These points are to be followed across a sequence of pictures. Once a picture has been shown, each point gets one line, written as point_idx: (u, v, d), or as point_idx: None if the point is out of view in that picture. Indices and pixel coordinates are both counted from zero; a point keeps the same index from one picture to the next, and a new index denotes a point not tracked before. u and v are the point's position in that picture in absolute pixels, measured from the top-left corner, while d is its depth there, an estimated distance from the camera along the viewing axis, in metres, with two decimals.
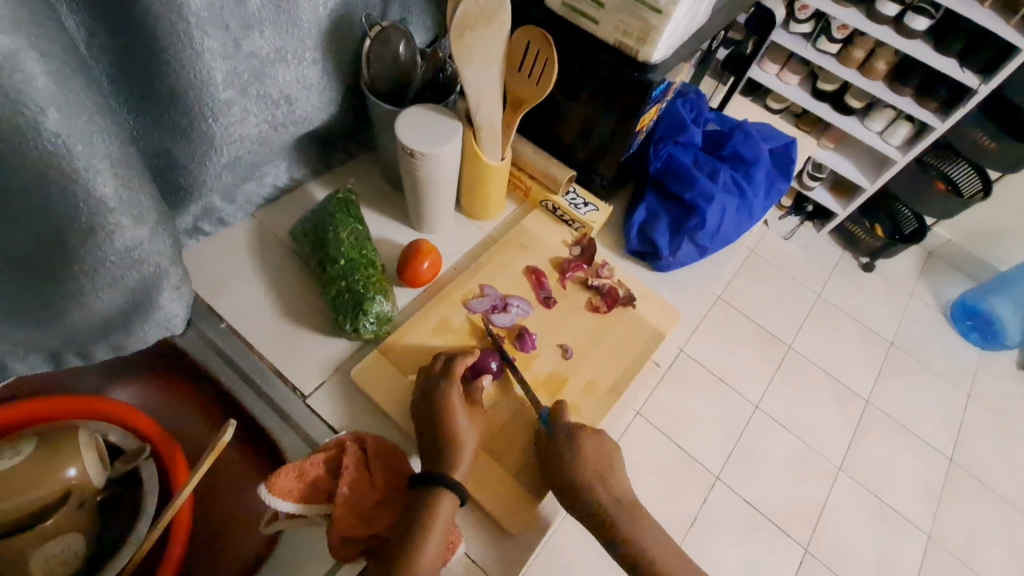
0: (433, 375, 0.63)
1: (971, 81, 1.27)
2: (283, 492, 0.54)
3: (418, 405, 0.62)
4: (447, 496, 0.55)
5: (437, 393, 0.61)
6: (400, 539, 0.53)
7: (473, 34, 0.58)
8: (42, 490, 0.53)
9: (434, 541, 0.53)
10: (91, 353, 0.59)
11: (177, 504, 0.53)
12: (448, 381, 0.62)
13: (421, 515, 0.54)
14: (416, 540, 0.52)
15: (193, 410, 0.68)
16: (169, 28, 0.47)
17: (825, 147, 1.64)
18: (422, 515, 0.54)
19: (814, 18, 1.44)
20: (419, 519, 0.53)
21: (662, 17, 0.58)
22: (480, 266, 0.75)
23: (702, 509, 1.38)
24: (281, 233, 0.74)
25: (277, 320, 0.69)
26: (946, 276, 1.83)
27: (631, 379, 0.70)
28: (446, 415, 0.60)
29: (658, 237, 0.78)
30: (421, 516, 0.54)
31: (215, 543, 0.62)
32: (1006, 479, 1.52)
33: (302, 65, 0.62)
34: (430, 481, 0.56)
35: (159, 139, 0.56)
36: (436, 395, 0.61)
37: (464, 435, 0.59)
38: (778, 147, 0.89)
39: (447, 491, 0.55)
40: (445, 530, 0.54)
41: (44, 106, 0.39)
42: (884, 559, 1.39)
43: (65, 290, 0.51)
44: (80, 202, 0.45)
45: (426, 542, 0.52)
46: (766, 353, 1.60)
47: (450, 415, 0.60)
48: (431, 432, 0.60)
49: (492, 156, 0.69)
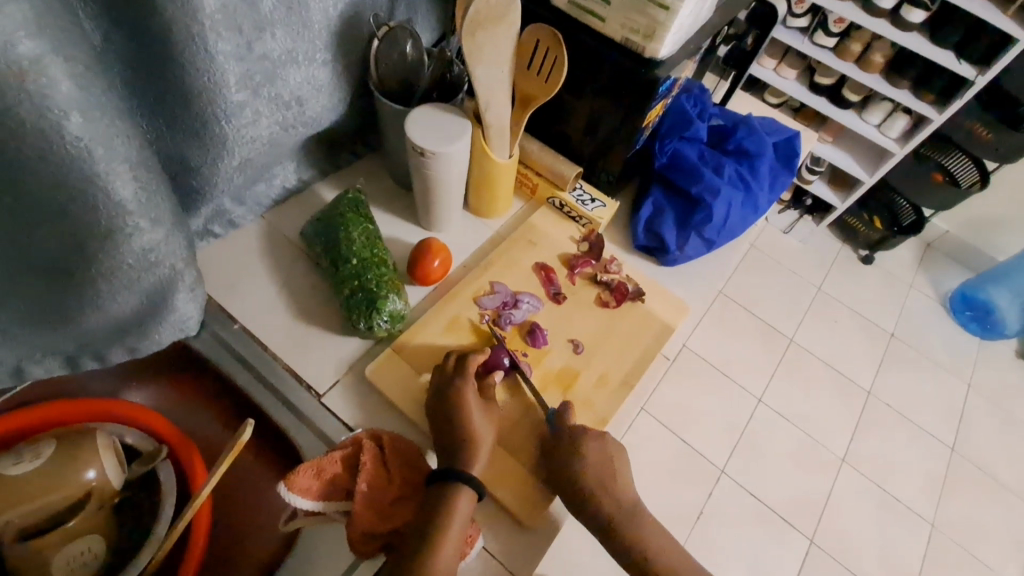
0: (447, 372, 0.64)
1: (968, 73, 1.28)
2: (302, 490, 0.54)
3: (432, 402, 0.63)
4: (464, 491, 0.55)
5: (452, 390, 0.62)
6: (420, 533, 0.53)
7: (484, 32, 0.58)
8: (62, 492, 0.54)
9: (454, 533, 0.53)
10: (107, 356, 0.60)
11: (197, 504, 0.53)
12: (463, 378, 0.63)
13: (440, 509, 0.54)
14: (435, 534, 0.53)
15: (209, 412, 0.68)
16: (184, 30, 0.47)
17: (824, 141, 1.65)
18: (441, 510, 0.54)
19: (811, 13, 1.45)
20: (437, 513, 0.54)
21: (669, 13, 0.59)
22: (490, 264, 0.75)
23: (707, 503, 1.39)
24: (291, 234, 0.74)
25: (290, 321, 0.69)
26: (945, 267, 1.84)
27: (642, 373, 0.71)
28: (461, 411, 0.61)
29: (665, 232, 0.79)
30: (439, 510, 0.54)
31: (232, 543, 0.62)
32: (1007, 468, 1.54)
33: (312, 66, 0.62)
34: (447, 476, 0.56)
35: (172, 141, 0.57)
36: (452, 392, 0.62)
37: (481, 430, 0.60)
38: (782, 141, 0.90)
39: (464, 485, 0.56)
40: (464, 523, 0.54)
41: (67, 109, 0.40)
42: (888, 548, 1.40)
43: (83, 292, 0.52)
44: (100, 205, 0.46)
45: (445, 535, 0.53)
46: (768, 346, 1.61)
47: (465, 411, 0.61)
48: (447, 429, 0.61)
49: (500, 154, 0.69)
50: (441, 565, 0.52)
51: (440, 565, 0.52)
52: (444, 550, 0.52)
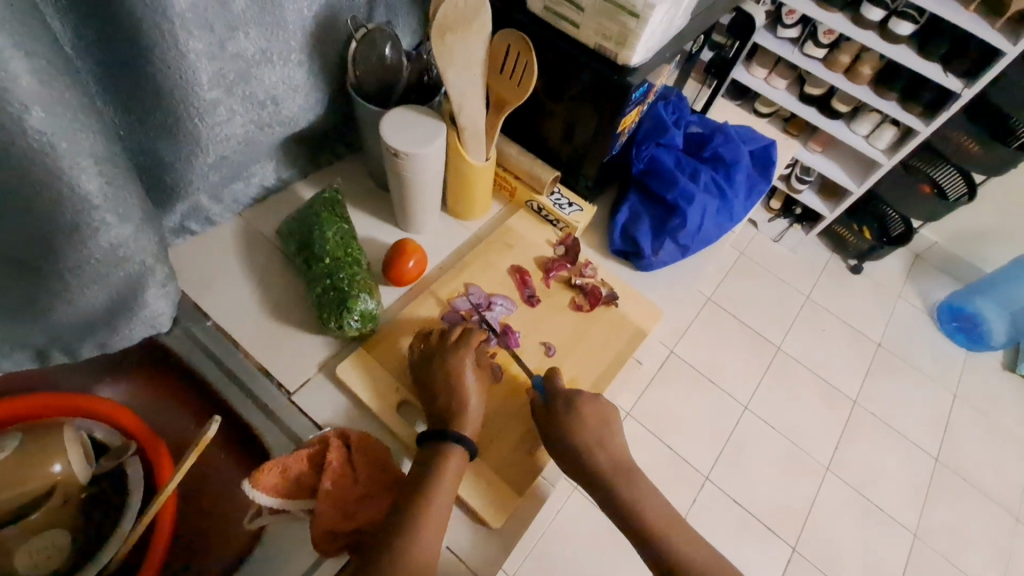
0: (441, 344, 0.66)
1: (954, 86, 1.29)
2: (267, 488, 0.55)
3: (423, 392, 0.64)
4: (455, 450, 0.58)
5: (443, 377, 0.63)
6: (399, 512, 0.54)
7: (453, 36, 0.59)
8: (27, 485, 0.54)
9: (439, 507, 0.55)
10: (77, 350, 0.60)
11: (162, 498, 0.54)
12: (461, 349, 0.65)
13: (432, 472, 0.57)
14: (410, 527, 0.53)
15: (181, 409, 0.68)
16: (155, 29, 0.48)
17: (812, 150, 1.66)
18: (432, 474, 0.56)
19: (800, 24, 1.46)
20: (417, 490, 0.55)
21: (639, 21, 0.59)
22: (466, 266, 0.76)
23: (691, 509, 1.40)
24: (268, 232, 0.75)
25: (263, 319, 0.69)
26: (933, 278, 1.85)
27: (612, 376, 0.71)
28: (457, 394, 0.62)
29: (641, 237, 0.80)
30: (426, 480, 0.56)
31: (202, 537, 0.63)
32: (992, 478, 1.54)
33: (288, 66, 0.63)
34: (439, 436, 0.59)
35: (145, 137, 0.57)
36: (439, 384, 0.63)
37: (473, 402, 0.62)
38: (759, 149, 0.91)
39: (456, 446, 0.59)
40: (453, 483, 0.57)
41: (29, 103, 0.40)
42: (872, 558, 1.40)
43: (51, 287, 0.52)
44: (66, 200, 0.46)
45: (428, 505, 0.54)
46: (755, 353, 1.62)
47: (461, 381, 0.63)
48: (440, 400, 0.62)
49: (476, 157, 0.70)
50: (417, 553, 0.52)
51: (416, 551, 0.52)
52: (426, 524, 0.53)
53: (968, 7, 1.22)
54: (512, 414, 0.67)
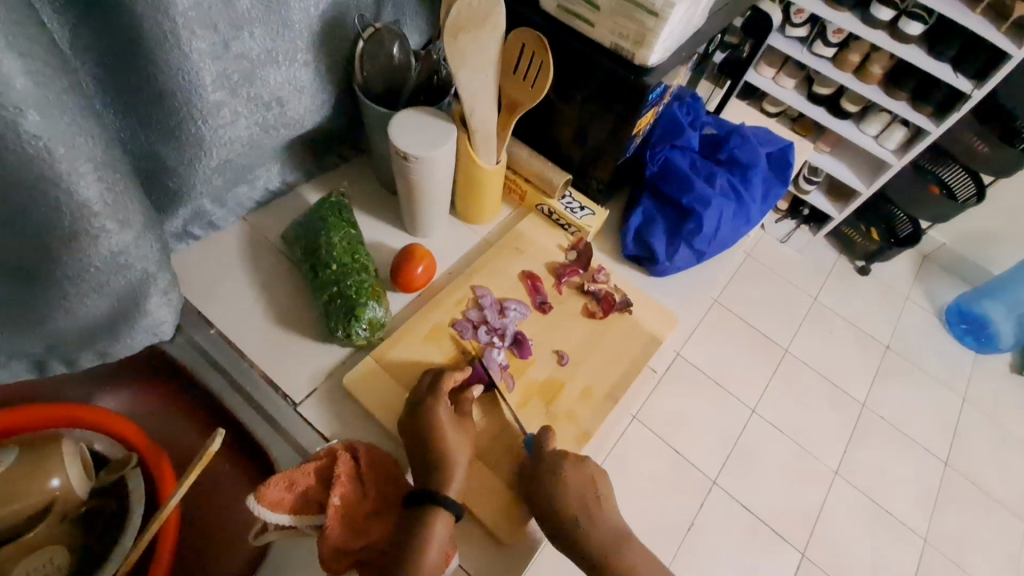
0: (429, 392, 0.62)
1: (965, 86, 1.26)
2: (273, 503, 0.53)
3: (408, 425, 0.60)
4: (441, 514, 0.53)
5: (427, 412, 0.60)
6: (399, 560, 0.51)
7: (466, 36, 0.57)
8: (25, 501, 0.52)
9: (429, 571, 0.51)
10: (77, 360, 0.58)
11: (163, 515, 0.51)
12: (437, 403, 0.60)
13: (412, 544, 0.51)
14: None
15: (183, 418, 0.67)
16: (156, 27, 0.46)
17: (821, 151, 1.64)
18: (413, 549, 0.51)
19: (810, 23, 1.43)
20: (403, 561, 0.51)
21: (658, 20, 0.57)
22: (475, 270, 0.74)
23: (698, 515, 1.38)
24: (272, 236, 0.73)
25: (267, 326, 0.67)
26: (940, 279, 1.83)
27: (628, 386, 0.69)
28: (433, 424, 0.59)
29: (655, 242, 0.78)
30: (408, 557, 0.51)
31: (203, 553, 0.61)
32: (1001, 484, 1.52)
33: (293, 67, 0.60)
34: (423, 498, 0.54)
35: (146, 140, 0.55)
36: (424, 411, 0.60)
37: (456, 457, 0.58)
38: (775, 151, 0.89)
39: (440, 507, 0.54)
40: (443, 543, 0.52)
41: (23, 106, 0.38)
42: (881, 562, 1.38)
43: (49, 296, 0.50)
44: (63, 206, 0.44)
45: (423, 563, 0.50)
46: (763, 356, 1.60)
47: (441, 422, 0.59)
48: (421, 453, 0.58)
49: (487, 159, 0.68)
50: None
51: None
52: None
53: (976, 9, 1.19)
54: (496, 451, 0.63)
